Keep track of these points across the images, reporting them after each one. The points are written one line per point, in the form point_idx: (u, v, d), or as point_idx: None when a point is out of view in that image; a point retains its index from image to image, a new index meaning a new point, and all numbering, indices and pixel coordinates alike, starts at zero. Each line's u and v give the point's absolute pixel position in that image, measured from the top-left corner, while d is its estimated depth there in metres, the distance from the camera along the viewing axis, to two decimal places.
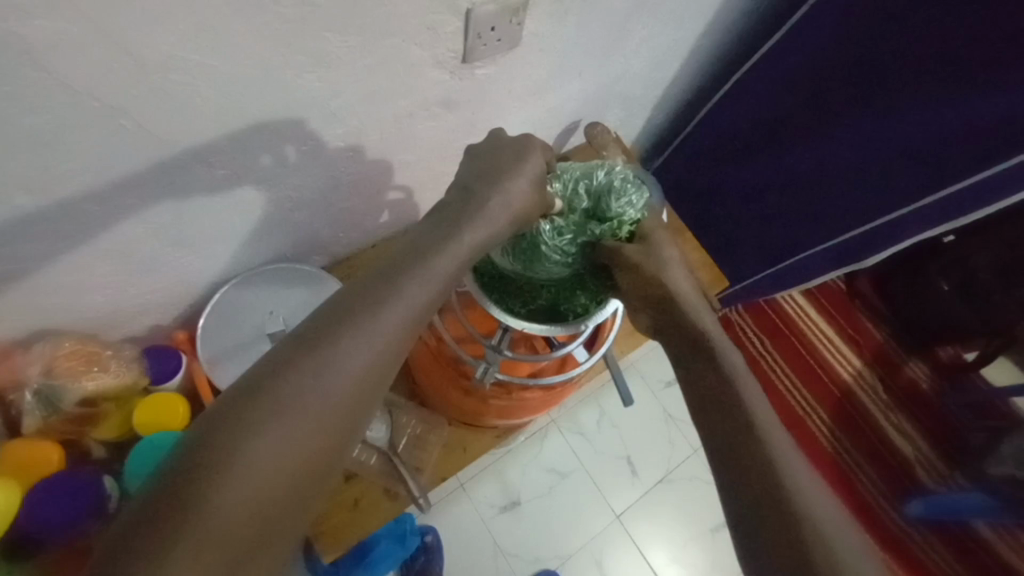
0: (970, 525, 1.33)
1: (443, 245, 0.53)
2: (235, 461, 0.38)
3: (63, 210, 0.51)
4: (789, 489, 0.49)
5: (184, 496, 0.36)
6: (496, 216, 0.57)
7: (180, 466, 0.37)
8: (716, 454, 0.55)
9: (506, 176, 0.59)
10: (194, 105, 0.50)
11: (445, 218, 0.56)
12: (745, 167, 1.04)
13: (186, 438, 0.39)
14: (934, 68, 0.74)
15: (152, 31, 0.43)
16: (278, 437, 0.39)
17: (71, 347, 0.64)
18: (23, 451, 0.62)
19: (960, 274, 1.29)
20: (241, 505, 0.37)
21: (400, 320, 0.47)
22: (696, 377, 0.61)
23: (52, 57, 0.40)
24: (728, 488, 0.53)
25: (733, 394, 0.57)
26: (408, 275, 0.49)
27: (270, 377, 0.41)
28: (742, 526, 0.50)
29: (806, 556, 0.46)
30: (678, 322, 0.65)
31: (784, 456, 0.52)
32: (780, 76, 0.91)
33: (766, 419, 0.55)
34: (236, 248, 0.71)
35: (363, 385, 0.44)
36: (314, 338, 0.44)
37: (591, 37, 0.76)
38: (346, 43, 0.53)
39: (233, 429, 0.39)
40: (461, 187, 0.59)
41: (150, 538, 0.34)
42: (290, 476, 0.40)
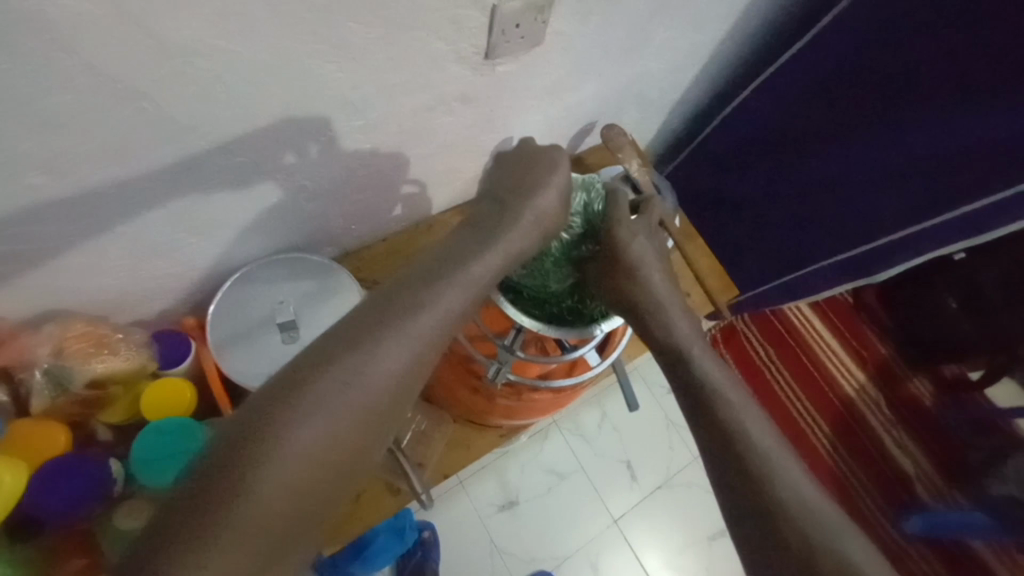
0: (966, 542, 1.33)
1: (479, 255, 0.54)
2: (275, 453, 0.40)
3: (79, 192, 0.51)
4: (786, 497, 0.51)
5: (226, 482, 0.39)
6: (529, 230, 0.58)
7: (226, 451, 0.40)
8: (713, 462, 0.56)
9: (538, 187, 0.60)
10: (217, 91, 0.50)
11: (479, 232, 0.57)
12: (759, 175, 1.03)
13: (231, 423, 0.41)
14: (957, 83, 0.73)
15: (177, 16, 0.42)
16: (316, 430, 0.42)
17: (81, 328, 0.64)
18: (28, 431, 0.61)
19: (966, 290, 1.29)
20: (277, 494, 0.40)
21: (435, 325, 0.49)
22: (681, 384, 0.61)
23: (76, 39, 0.40)
24: (725, 490, 0.54)
25: (727, 405, 0.57)
26: (445, 281, 0.51)
27: (312, 372, 0.43)
28: (743, 526, 0.52)
29: (805, 559, 0.48)
30: (659, 332, 0.64)
31: (778, 465, 0.53)
32: (799, 86, 0.90)
33: (758, 430, 0.55)
34: (247, 236, 0.70)
35: (401, 387, 0.46)
36: (354, 338, 0.46)
37: (612, 38, 0.76)
38: (370, 34, 0.53)
39: (273, 420, 0.41)
40: (493, 199, 0.61)
41: (198, 520, 0.37)
42: (324, 467, 0.42)
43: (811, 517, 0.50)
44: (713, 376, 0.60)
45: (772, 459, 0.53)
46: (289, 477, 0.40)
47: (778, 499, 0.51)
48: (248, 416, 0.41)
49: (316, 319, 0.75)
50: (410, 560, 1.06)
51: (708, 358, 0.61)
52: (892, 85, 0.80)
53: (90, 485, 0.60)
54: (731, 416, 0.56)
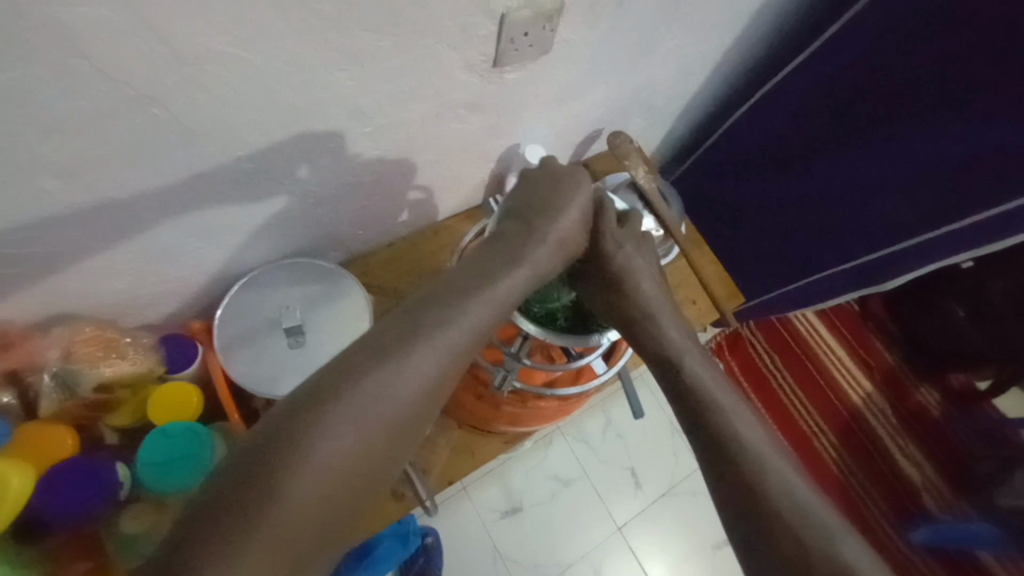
0: (974, 554, 1.31)
1: (505, 274, 0.56)
2: (307, 460, 0.42)
3: (89, 195, 0.51)
4: (781, 503, 0.51)
5: (260, 487, 0.40)
6: (552, 252, 0.60)
7: (260, 455, 0.42)
8: (709, 469, 0.55)
9: (561, 211, 0.62)
10: (228, 97, 0.50)
11: (503, 250, 0.58)
12: (765, 182, 1.03)
13: (266, 428, 0.43)
14: (966, 92, 0.73)
15: (190, 23, 0.43)
16: (347, 439, 0.44)
17: (90, 332, 0.64)
18: (38, 433, 0.61)
19: (974, 300, 1.29)
20: (309, 500, 0.42)
21: (460, 342, 0.50)
22: (674, 394, 0.60)
23: (93, 45, 0.40)
24: (721, 495, 0.53)
25: (721, 415, 0.56)
26: (473, 298, 0.52)
27: (343, 383, 0.45)
28: (741, 532, 0.51)
29: (806, 559, 0.47)
30: (647, 343, 0.64)
31: (774, 471, 0.53)
32: (806, 94, 0.90)
33: (752, 441, 0.55)
34: (255, 241, 0.71)
35: (426, 400, 0.48)
36: (384, 350, 0.48)
37: (621, 45, 0.76)
38: (380, 42, 0.53)
39: (307, 427, 0.43)
40: (518, 217, 0.62)
41: (234, 519, 0.39)
42: (352, 474, 0.44)
43: (807, 522, 0.49)
44: (709, 386, 0.59)
45: (767, 465, 0.53)
46: (319, 483, 0.42)
47: (774, 504, 0.51)
48: (283, 422, 0.43)
49: (322, 324, 0.75)
50: (412, 566, 1.05)
51: (699, 365, 0.61)
52: (899, 93, 0.79)
53: (97, 490, 0.60)
54: (727, 424, 0.56)
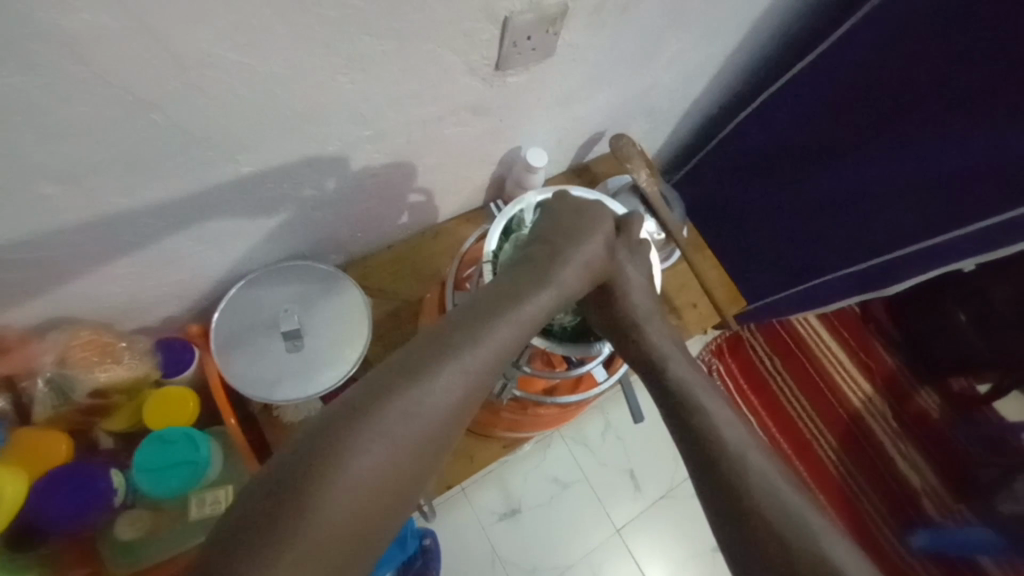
0: (974, 560, 1.31)
1: (533, 294, 0.54)
2: (338, 479, 0.41)
3: (86, 199, 0.50)
4: (765, 506, 0.50)
5: (291, 505, 0.39)
6: (579, 272, 0.59)
7: (290, 474, 0.41)
8: (703, 484, 0.54)
9: (586, 235, 0.61)
10: (226, 103, 0.49)
11: (531, 269, 0.57)
12: (768, 186, 1.02)
13: (296, 446, 0.42)
14: (973, 100, 0.72)
15: (191, 29, 0.42)
16: (379, 456, 0.43)
17: (87, 336, 0.63)
18: (32, 439, 0.60)
19: (977, 305, 1.28)
20: (341, 519, 0.41)
21: (489, 361, 0.49)
22: (660, 397, 0.59)
23: (92, 50, 0.40)
24: (709, 499, 0.53)
25: (703, 414, 0.56)
26: (502, 316, 0.51)
27: (374, 402, 0.44)
28: (730, 537, 0.51)
29: (791, 562, 0.48)
30: (633, 348, 0.62)
31: (757, 470, 0.52)
32: (811, 99, 0.89)
33: (733, 440, 0.54)
34: (254, 245, 0.70)
35: (454, 420, 0.47)
36: (414, 368, 0.47)
37: (624, 48, 0.75)
38: (382, 46, 0.52)
39: (339, 444, 0.42)
40: (542, 240, 0.61)
41: (265, 537, 0.38)
42: (383, 494, 0.43)
43: (809, 538, 0.49)
44: (704, 401, 0.57)
45: (766, 479, 0.52)
46: (349, 502, 0.41)
47: (760, 507, 0.50)
48: (313, 441, 0.42)
49: (321, 326, 0.75)
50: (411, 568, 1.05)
51: (683, 368, 0.59)
52: (905, 99, 0.79)
53: (93, 497, 0.60)
54: (727, 437, 0.54)
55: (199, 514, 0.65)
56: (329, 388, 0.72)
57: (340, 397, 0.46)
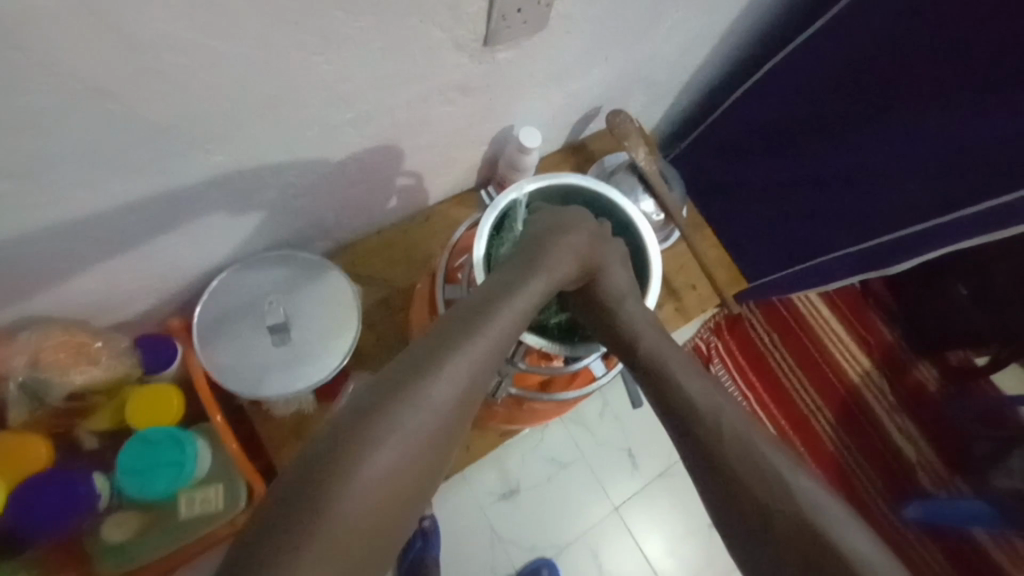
0: (968, 532, 1.33)
1: (527, 282, 0.52)
2: (354, 480, 0.39)
3: (41, 195, 0.46)
4: (749, 475, 0.48)
5: (308, 510, 0.37)
6: (572, 260, 0.56)
7: (302, 480, 0.38)
8: (694, 466, 0.51)
9: (576, 223, 0.59)
10: (190, 88, 0.45)
11: (524, 257, 0.55)
12: (770, 162, 0.98)
13: (305, 453, 0.40)
14: (990, 71, 0.68)
15: (143, 9, 0.38)
16: (391, 453, 0.40)
17: (60, 337, 0.59)
18: (8, 446, 0.57)
19: (977, 279, 1.25)
20: (358, 518, 0.38)
21: (492, 347, 0.47)
22: (641, 376, 0.56)
23: (31, 36, 0.36)
24: (697, 475, 0.51)
25: (674, 382, 0.54)
26: (500, 304, 0.49)
27: (380, 400, 0.42)
28: (720, 513, 0.49)
29: (771, 530, 0.46)
30: (614, 329, 0.59)
31: (735, 433, 0.50)
32: (818, 71, 0.84)
33: (706, 405, 0.52)
34: (233, 236, 0.66)
35: (464, 409, 0.45)
36: (418, 362, 0.44)
37: (622, 18, 0.70)
38: (359, 23, 0.48)
39: (351, 443, 0.40)
40: (533, 232, 0.58)
41: (284, 541, 0.36)
42: (400, 491, 0.41)
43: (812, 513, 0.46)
44: (679, 374, 0.54)
45: (763, 454, 0.49)
46: (368, 502, 0.39)
47: (740, 474, 0.48)
48: (323, 446, 0.40)
49: (309, 321, 0.72)
50: (409, 551, 1.05)
51: (657, 340, 0.57)
52: (918, 70, 0.74)
53: (78, 500, 0.58)
54: (708, 408, 0.52)
55: (189, 508, 0.64)
56: (319, 383, 0.70)
57: (343, 402, 0.44)
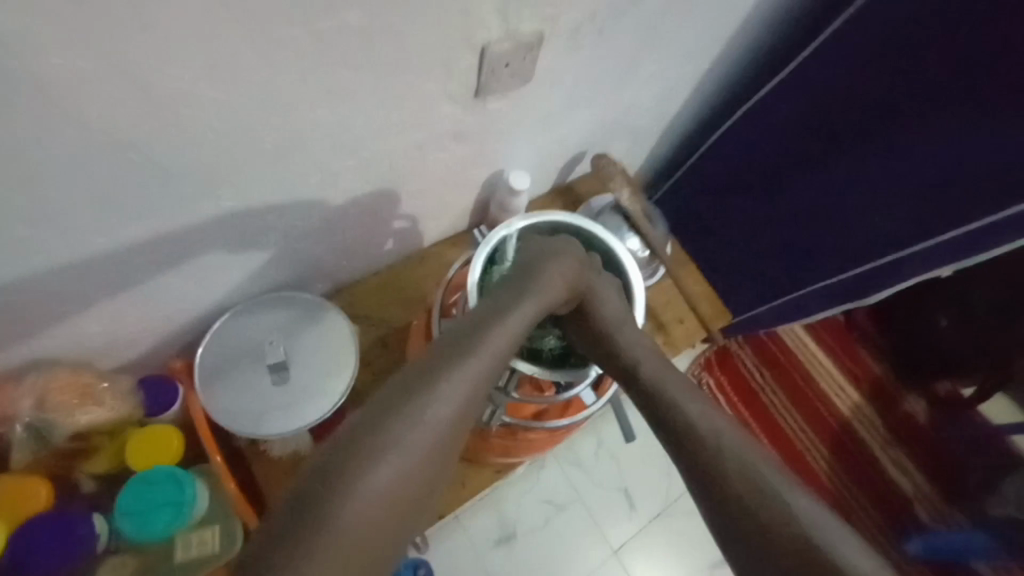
0: (970, 565, 1.32)
1: (516, 306, 0.55)
2: (353, 496, 0.40)
3: (59, 238, 0.49)
4: (748, 492, 0.50)
5: (309, 527, 0.38)
6: (560, 284, 0.59)
7: (303, 498, 0.40)
8: (695, 485, 0.53)
9: (564, 251, 0.62)
10: (206, 139, 0.49)
11: (514, 283, 0.58)
12: (747, 200, 1.04)
13: (308, 472, 0.42)
14: (938, 112, 0.74)
15: (166, 68, 0.42)
16: (389, 470, 0.42)
17: (65, 378, 0.61)
18: (10, 487, 0.58)
19: (957, 308, 1.30)
20: (357, 533, 0.40)
21: (484, 367, 0.49)
22: (640, 400, 0.59)
23: (66, 92, 0.40)
24: (698, 494, 0.52)
25: (672, 404, 0.56)
26: (490, 327, 0.52)
27: (378, 420, 0.44)
28: (724, 532, 0.50)
29: (773, 546, 0.47)
30: (613, 354, 0.61)
31: (732, 452, 0.52)
32: (786, 116, 0.91)
33: (704, 426, 0.54)
34: (236, 277, 0.69)
35: (459, 427, 0.47)
36: (416, 383, 0.46)
37: (601, 71, 0.77)
38: (361, 78, 0.53)
39: (351, 462, 0.42)
40: (522, 260, 0.61)
41: (285, 557, 0.37)
42: (398, 507, 0.42)
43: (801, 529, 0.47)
44: (677, 396, 0.56)
45: (754, 470, 0.51)
46: (366, 518, 0.40)
47: (740, 491, 0.50)
48: (323, 465, 0.42)
49: (307, 358, 0.74)
50: None
51: (654, 365, 0.60)
52: (874, 113, 0.81)
53: (74, 543, 0.58)
54: (706, 429, 0.54)
55: (186, 551, 0.64)
56: (317, 420, 0.71)
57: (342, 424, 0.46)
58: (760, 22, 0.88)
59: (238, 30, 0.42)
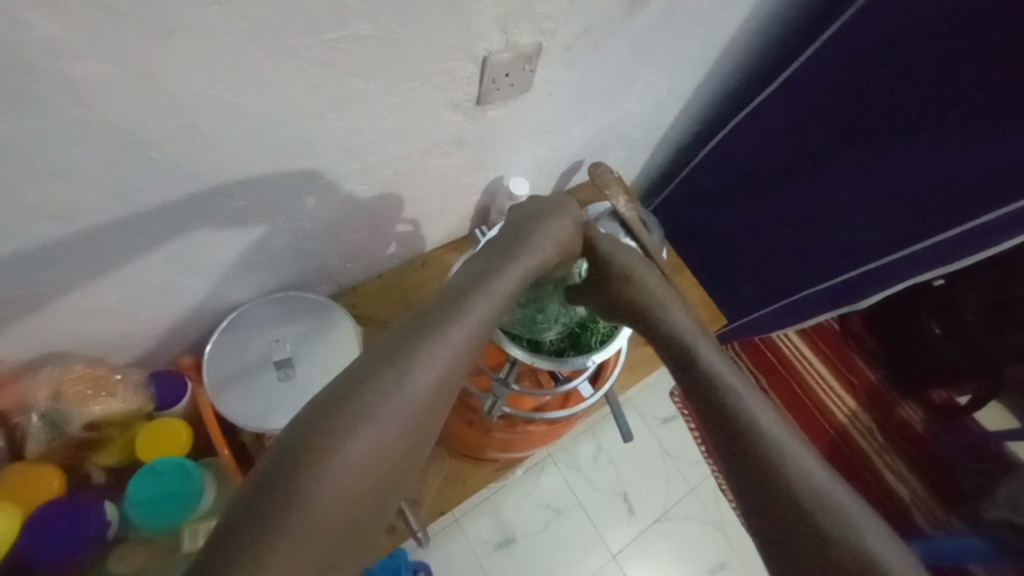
0: (967, 570, 1.31)
1: (504, 269, 0.53)
2: (326, 465, 0.39)
3: (81, 234, 0.52)
4: (798, 486, 0.45)
5: (277, 496, 0.37)
6: (549, 249, 0.57)
7: (273, 468, 0.38)
8: (733, 470, 0.48)
9: (556, 213, 0.60)
10: (223, 140, 0.52)
11: (501, 248, 0.56)
12: (740, 208, 1.06)
13: (281, 440, 0.40)
14: (919, 122, 0.78)
15: (189, 74, 0.45)
16: (366, 441, 0.41)
17: (80, 370, 0.64)
18: (25, 475, 0.61)
19: (949, 316, 1.36)
20: (331, 504, 0.39)
21: (469, 334, 0.47)
22: (684, 379, 0.55)
23: (97, 94, 0.43)
24: (738, 482, 0.48)
25: (726, 388, 0.52)
26: (475, 292, 0.50)
27: (355, 385, 0.42)
28: (763, 525, 0.45)
29: (823, 546, 0.42)
30: (658, 331, 0.59)
31: (783, 442, 0.48)
32: (778, 129, 0.94)
33: (757, 411, 0.50)
34: (244, 277, 0.72)
35: (440, 396, 0.45)
36: (396, 349, 0.45)
37: (596, 83, 0.80)
38: (369, 85, 0.56)
39: (324, 431, 0.40)
40: (511, 225, 0.59)
41: (253, 529, 0.36)
42: (374, 479, 0.41)
43: (827, 511, 0.44)
44: (734, 381, 0.52)
45: (778, 446, 0.47)
46: (340, 488, 0.39)
47: (790, 485, 0.45)
48: (296, 433, 0.40)
49: (312, 356, 0.76)
50: None
51: (709, 350, 0.56)
52: (860, 123, 0.84)
53: (86, 530, 0.60)
54: (766, 421, 0.49)
55: (192, 540, 0.64)
56: None
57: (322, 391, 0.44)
58: (749, 38, 0.92)
59: (255, 39, 0.46)
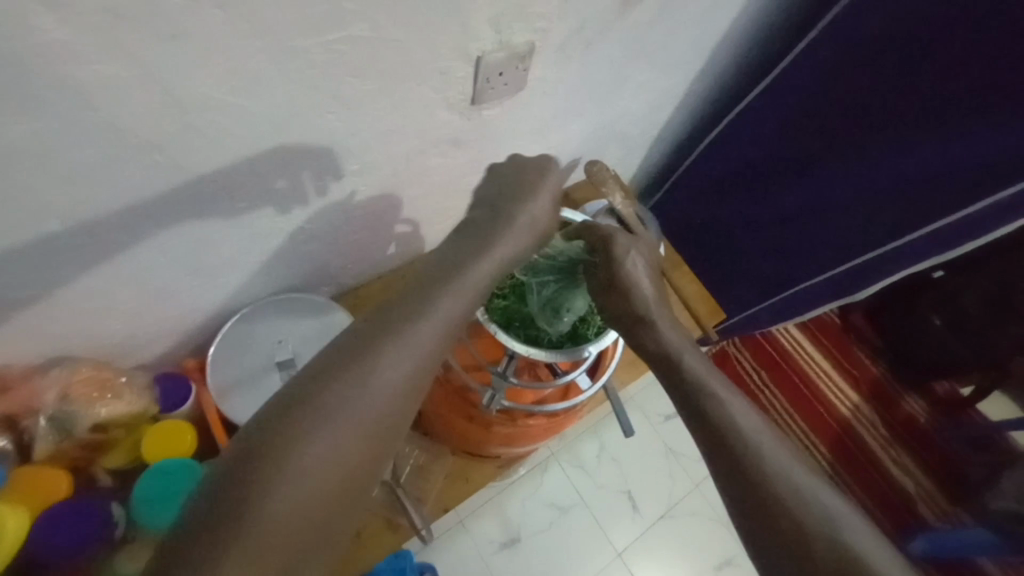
0: (973, 561, 1.31)
1: (474, 260, 0.53)
2: (288, 466, 0.39)
3: (87, 236, 0.53)
4: (784, 492, 0.46)
5: (237, 496, 0.38)
6: (523, 234, 0.57)
7: (234, 468, 0.39)
8: (720, 474, 0.50)
9: (530, 195, 0.59)
10: (226, 141, 0.53)
11: (472, 234, 0.56)
12: (736, 203, 1.07)
13: (244, 439, 0.40)
14: (911, 113, 0.78)
15: (193, 75, 0.46)
16: (329, 441, 0.41)
17: (86, 372, 0.65)
18: (34, 477, 0.62)
19: (951, 309, 1.31)
20: (293, 505, 0.39)
21: (436, 333, 0.48)
22: (673, 389, 0.56)
23: (104, 96, 0.44)
24: (726, 486, 0.49)
25: (716, 399, 0.53)
26: (444, 287, 0.50)
27: (320, 384, 0.43)
28: (750, 529, 0.47)
29: (806, 549, 0.44)
30: (650, 344, 0.59)
31: (766, 450, 0.49)
32: (771, 125, 0.94)
33: (744, 420, 0.51)
34: (246, 279, 0.73)
35: (407, 394, 0.45)
36: (364, 347, 0.45)
37: (591, 81, 0.81)
38: (366, 86, 0.57)
39: (286, 431, 0.40)
40: (485, 205, 0.59)
41: (213, 532, 0.36)
42: (338, 479, 0.41)
43: (815, 515, 0.45)
44: (723, 395, 0.53)
45: (765, 454, 0.49)
46: (303, 488, 0.39)
47: (776, 491, 0.47)
48: (260, 434, 0.40)
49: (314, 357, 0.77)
50: None
51: (699, 363, 0.56)
52: (853, 115, 0.85)
53: (94, 529, 0.61)
54: (749, 427, 0.50)
55: None
56: None
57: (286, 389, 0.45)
58: (741, 34, 0.93)
59: (256, 41, 0.46)
